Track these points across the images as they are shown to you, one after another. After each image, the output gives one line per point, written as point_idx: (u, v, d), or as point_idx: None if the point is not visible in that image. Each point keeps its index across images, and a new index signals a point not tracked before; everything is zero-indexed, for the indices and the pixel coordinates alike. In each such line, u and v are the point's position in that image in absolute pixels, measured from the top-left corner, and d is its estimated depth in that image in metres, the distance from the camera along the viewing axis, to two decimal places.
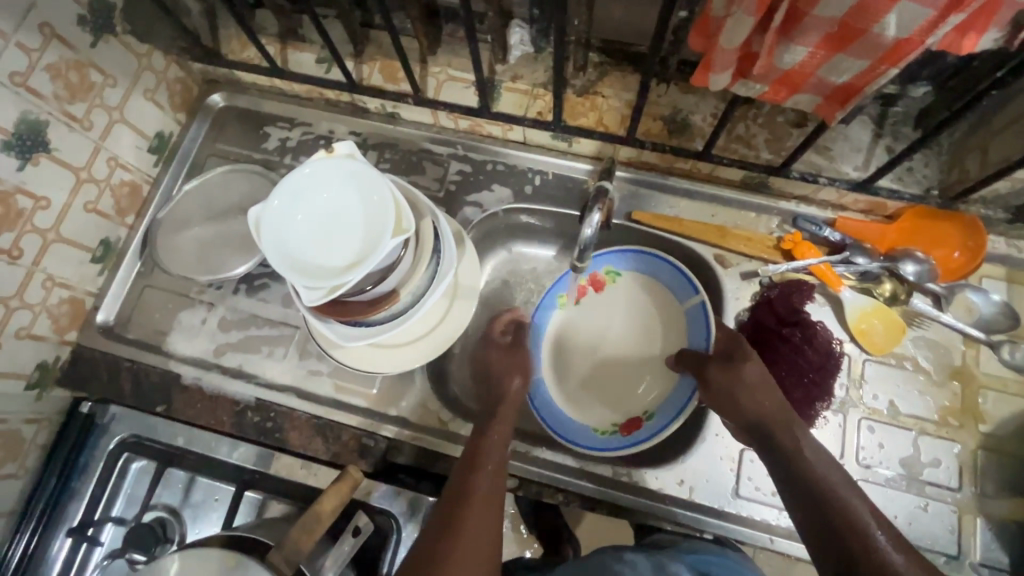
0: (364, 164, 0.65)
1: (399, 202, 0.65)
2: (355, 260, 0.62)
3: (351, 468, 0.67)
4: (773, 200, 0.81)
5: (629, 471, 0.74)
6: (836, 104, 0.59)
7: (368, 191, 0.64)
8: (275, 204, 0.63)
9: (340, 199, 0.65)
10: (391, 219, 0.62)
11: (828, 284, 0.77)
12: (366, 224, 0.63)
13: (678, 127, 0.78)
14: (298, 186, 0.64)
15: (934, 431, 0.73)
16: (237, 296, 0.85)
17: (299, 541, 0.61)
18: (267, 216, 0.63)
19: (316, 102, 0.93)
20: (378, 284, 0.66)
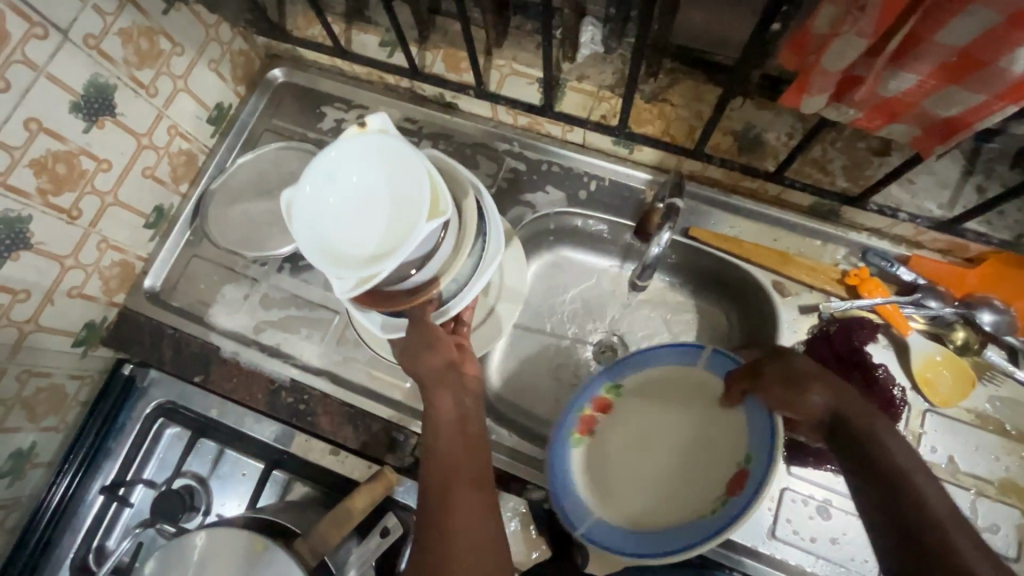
0: (396, 138, 0.61)
1: (436, 178, 0.61)
2: (388, 246, 0.58)
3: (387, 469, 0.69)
4: (843, 230, 0.77)
5: None
6: (937, 138, 0.54)
7: (399, 167, 0.61)
8: (306, 188, 0.61)
9: (373, 180, 0.61)
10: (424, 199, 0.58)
11: (894, 325, 0.73)
12: (400, 207, 0.60)
13: (750, 144, 0.75)
14: (327, 167, 0.62)
15: (995, 494, 0.68)
16: (281, 275, 0.85)
17: (327, 533, 0.63)
18: (300, 200, 0.61)
19: (374, 86, 0.92)
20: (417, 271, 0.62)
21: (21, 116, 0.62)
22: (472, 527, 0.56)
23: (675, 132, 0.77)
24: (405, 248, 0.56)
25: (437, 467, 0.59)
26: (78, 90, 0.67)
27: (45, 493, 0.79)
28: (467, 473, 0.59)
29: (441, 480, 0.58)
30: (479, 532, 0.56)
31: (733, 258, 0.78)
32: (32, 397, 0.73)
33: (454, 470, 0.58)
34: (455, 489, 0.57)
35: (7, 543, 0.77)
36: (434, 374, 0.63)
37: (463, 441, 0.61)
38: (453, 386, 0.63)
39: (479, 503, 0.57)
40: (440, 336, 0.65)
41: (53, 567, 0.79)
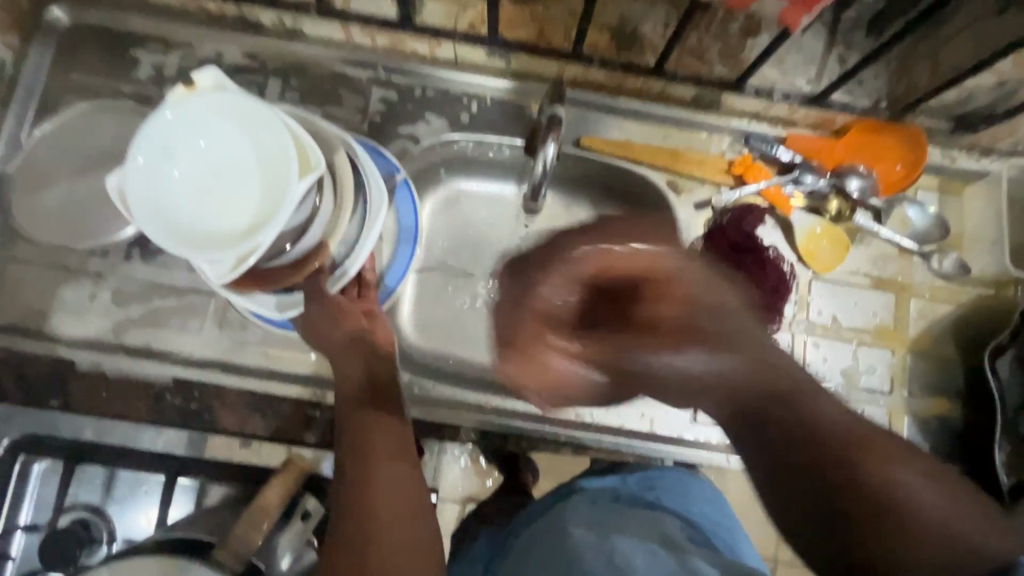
0: (238, 93, 0.54)
1: (300, 136, 0.55)
2: (260, 220, 0.53)
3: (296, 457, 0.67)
4: (725, 119, 0.77)
5: (591, 412, 0.73)
6: (803, 9, 0.54)
7: (253, 126, 0.54)
8: (141, 161, 0.53)
9: (227, 145, 0.54)
10: (291, 166, 0.53)
11: (777, 206, 0.76)
12: (264, 176, 0.54)
13: (627, 40, 0.71)
14: (164, 138, 0.53)
15: (871, 341, 0.77)
16: (131, 263, 0.72)
17: (248, 536, 0.60)
18: (136, 177, 0.53)
19: (195, 17, 0.76)
20: (297, 246, 0.57)
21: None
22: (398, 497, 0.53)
23: (552, 35, 0.71)
24: (278, 216, 0.51)
25: (358, 429, 0.57)
26: None
27: None
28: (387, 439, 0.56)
29: (360, 452, 0.55)
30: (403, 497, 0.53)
31: (626, 162, 0.77)
32: None
33: (370, 439, 0.56)
34: (373, 459, 0.54)
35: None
36: (342, 346, 0.62)
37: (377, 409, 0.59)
38: (367, 353, 0.62)
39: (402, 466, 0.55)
40: (346, 307, 0.62)
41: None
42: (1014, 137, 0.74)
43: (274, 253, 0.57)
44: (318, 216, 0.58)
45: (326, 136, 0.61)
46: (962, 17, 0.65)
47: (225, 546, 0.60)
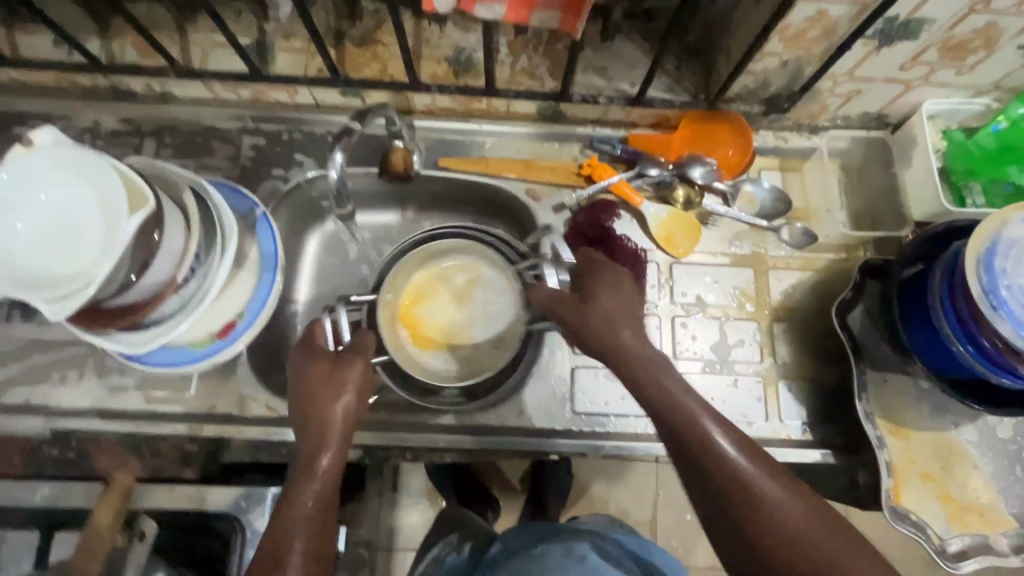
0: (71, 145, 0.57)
1: (131, 176, 0.58)
2: (96, 255, 0.56)
3: (118, 477, 0.64)
4: (572, 127, 0.84)
5: (472, 414, 0.74)
6: (572, 15, 0.59)
7: (91, 173, 0.58)
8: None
9: (66, 195, 0.57)
10: (129, 201, 0.56)
11: (627, 199, 0.81)
12: (103, 211, 0.57)
13: (463, 67, 0.78)
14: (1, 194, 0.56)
15: (736, 314, 0.80)
16: (12, 324, 0.74)
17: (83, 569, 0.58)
18: None
19: (71, 93, 0.82)
20: (148, 281, 0.60)
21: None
22: (801, 519, 0.50)
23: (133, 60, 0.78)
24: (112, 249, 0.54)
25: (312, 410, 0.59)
26: None
27: None
28: (838, 539, 0.49)
29: (311, 498, 0.54)
30: (742, 522, 0.50)
31: (485, 177, 0.83)
32: None
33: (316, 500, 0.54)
34: (709, 476, 0.52)
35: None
36: (610, 302, 0.62)
37: (737, 468, 0.51)
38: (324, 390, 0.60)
39: (789, 520, 0.49)
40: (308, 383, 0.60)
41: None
42: (827, 113, 0.80)
43: (124, 289, 0.58)
44: (172, 251, 0.61)
45: (168, 175, 0.65)
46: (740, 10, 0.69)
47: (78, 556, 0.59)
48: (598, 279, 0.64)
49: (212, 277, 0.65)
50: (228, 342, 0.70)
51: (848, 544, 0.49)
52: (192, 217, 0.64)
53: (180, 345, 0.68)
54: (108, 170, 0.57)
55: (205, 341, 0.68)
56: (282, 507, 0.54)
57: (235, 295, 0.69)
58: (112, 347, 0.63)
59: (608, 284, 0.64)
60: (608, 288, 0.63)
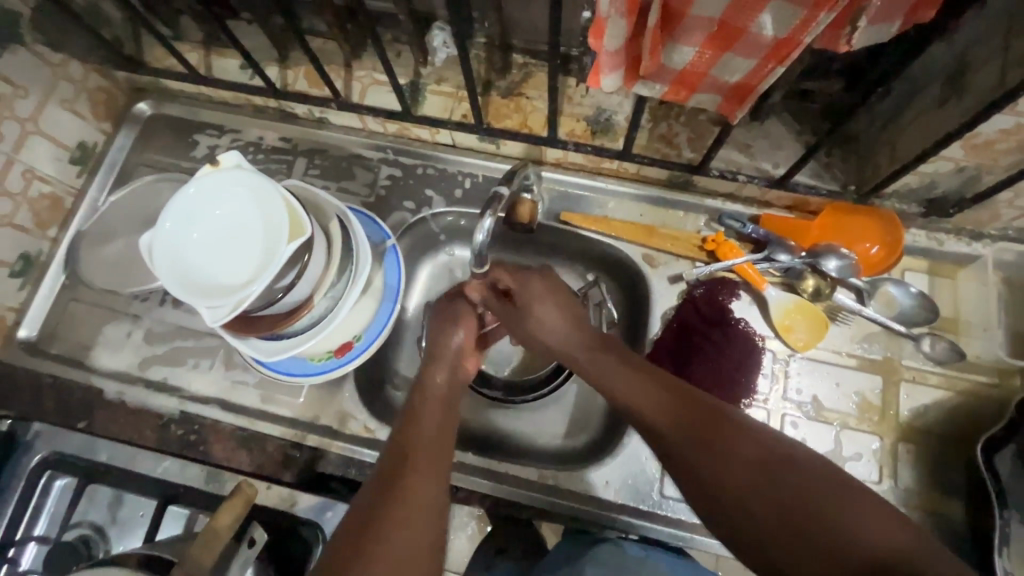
0: (250, 170, 0.64)
1: (294, 203, 0.63)
2: (256, 271, 0.61)
3: (245, 483, 0.64)
4: (700, 198, 0.81)
5: (555, 474, 0.74)
6: (736, 102, 0.58)
7: (260, 196, 0.64)
8: (167, 227, 0.63)
9: (237, 213, 0.64)
10: (290, 224, 0.62)
11: (751, 282, 0.77)
12: (266, 230, 0.63)
13: (601, 127, 0.79)
14: (186, 206, 0.63)
15: (856, 424, 0.73)
16: (163, 308, 0.83)
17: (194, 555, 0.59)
18: (158, 241, 0.62)
19: (244, 109, 0.92)
20: (291, 296, 0.65)
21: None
22: (769, 469, 0.47)
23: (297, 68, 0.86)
24: (269, 269, 0.60)
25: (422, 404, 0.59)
26: None
27: None
28: (816, 476, 0.46)
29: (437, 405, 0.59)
30: (718, 496, 0.48)
31: (603, 236, 0.82)
32: None
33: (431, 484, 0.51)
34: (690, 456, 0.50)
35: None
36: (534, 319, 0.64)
37: (698, 432, 0.50)
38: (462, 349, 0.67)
39: (760, 473, 0.47)
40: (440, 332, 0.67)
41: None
42: (998, 222, 0.72)
43: (270, 304, 0.64)
44: (315, 271, 0.66)
45: (316, 199, 0.70)
46: (916, 107, 0.65)
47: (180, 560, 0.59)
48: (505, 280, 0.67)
49: (340, 301, 0.69)
50: (342, 362, 0.74)
51: (820, 482, 0.46)
52: (334, 241, 0.68)
53: (301, 360, 0.73)
54: (274, 195, 0.63)
55: (323, 358, 0.73)
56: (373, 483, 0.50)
57: (356, 319, 0.73)
58: (246, 352, 0.68)
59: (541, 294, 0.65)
60: (540, 302, 0.64)
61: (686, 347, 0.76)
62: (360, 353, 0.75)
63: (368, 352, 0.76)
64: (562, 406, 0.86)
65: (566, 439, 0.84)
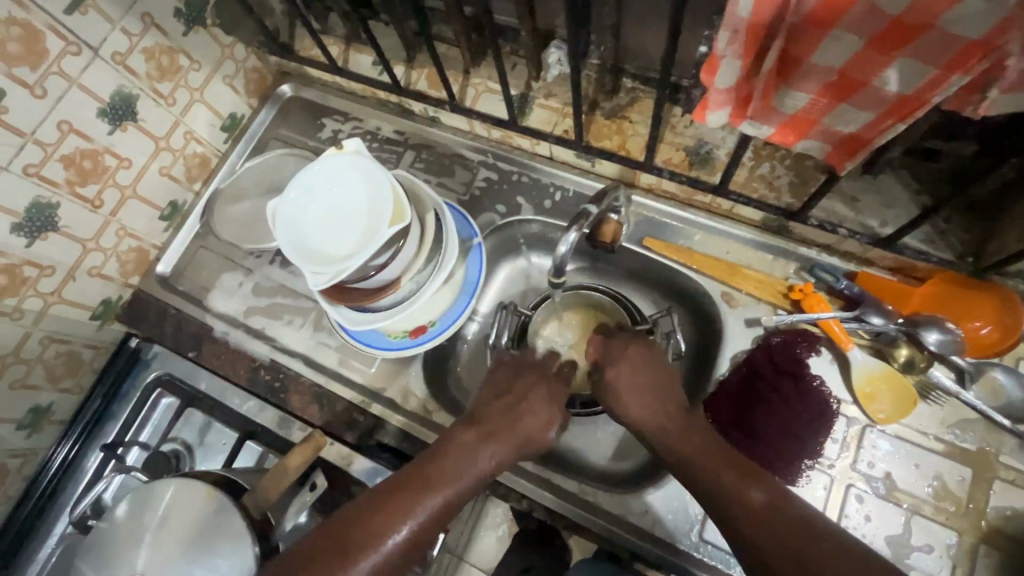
0: (368, 157, 0.71)
1: (400, 192, 0.70)
2: (354, 249, 0.68)
3: (318, 432, 0.70)
4: (793, 245, 0.79)
5: (594, 491, 0.75)
6: (846, 154, 0.56)
7: (372, 183, 0.70)
8: (291, 196, 0.72)
9: (349, 195, 0.71)
10: (391, 213, 0.68)
11: (836, 341, 0.74)
12: (370, 215, 0.69)
13: (701, 160, 0.79)
14: (309, 182, 0.72)
15: (932, 514, 0.67)
16: (272, 266, 0.94)
17: (267, 490, 0.65)
18: (282, 207, 0.71)
19: (369, 101, 1.02)
20: (377, 277, 0.71)
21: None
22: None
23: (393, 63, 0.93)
24: (369, 247, 0.66)
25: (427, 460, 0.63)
26: (105, 98, 0.79)
27: (62, 439, 0.89)
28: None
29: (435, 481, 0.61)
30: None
31: (684, 267, 0.82)
32: (51, 359, 0.85)
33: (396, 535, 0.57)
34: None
35: (13, 498, 0.87)
36: (626, 407, 0.68)
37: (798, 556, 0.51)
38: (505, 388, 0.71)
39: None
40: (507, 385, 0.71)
41: (41, 539, 0.86)
42: None
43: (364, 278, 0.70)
44: (404, 258, 0.72)
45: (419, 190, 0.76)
46: None
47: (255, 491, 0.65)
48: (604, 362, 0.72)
49: (424, 286, 0.74)
50: (414, 343, 0.80)
51: None
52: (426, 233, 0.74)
53: (379, 335, 0.79)
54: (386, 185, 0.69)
55: (399, 336, 0.79)
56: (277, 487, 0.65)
57: (434, 306, 0.78)
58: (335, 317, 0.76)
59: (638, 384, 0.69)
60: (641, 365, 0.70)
61: (753, 396, 0.74)
62: (431, 338, 0.81)
63: (439, 339, 0.81)
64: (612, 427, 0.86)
65: (613, 460, 0.85)
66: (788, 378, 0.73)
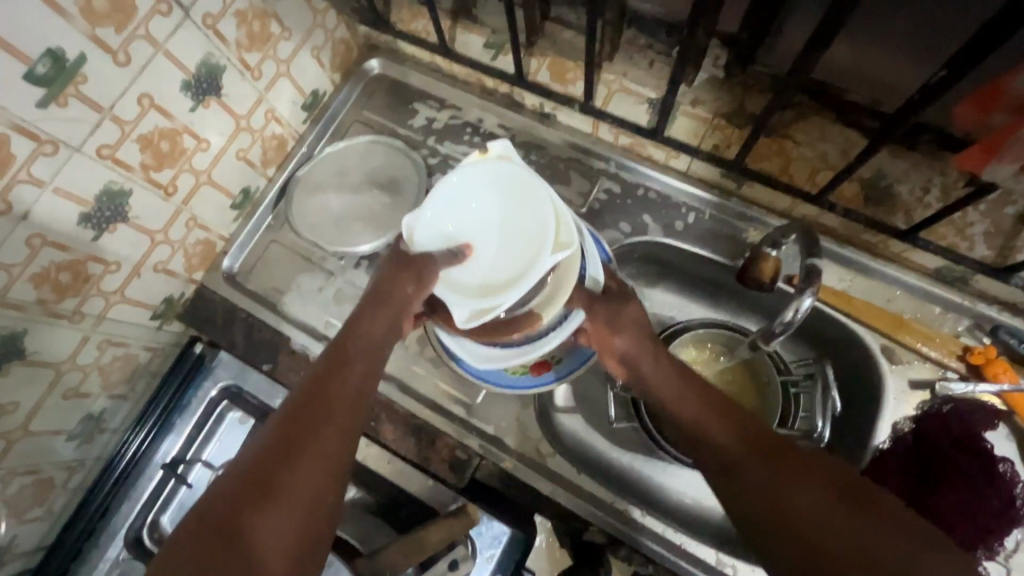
0: (521, 166, 0.60)
1: (562, 214, 0.59)
2: (505, 278, 0.58)
3: (469, 510, 0.69)
4: (971, 300, 0.70)
5: (734, 563, 0.67)
6: None
7: (525, 198, 0.60)
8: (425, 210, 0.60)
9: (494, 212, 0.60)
10: (553, 230, 0.57)
11: (1020, 414, 0.65)
12: (522, 236, 0.59)
13: (879, 196, 0.68)
14: (449, 192, 0.60)
15: None
16: (357, 272, 0.83)
17: (395, 562, 0.66)
18: (418, 224, 0.60)
19: (471, 88, 0.89)
20: (518, 304, 0.62)
21: (66, 77, 0.55)
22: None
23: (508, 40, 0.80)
24: (528, 279, 0.56)
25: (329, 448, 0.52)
26: (191, 69, 0.66)
27: (117, 452, 0.80)
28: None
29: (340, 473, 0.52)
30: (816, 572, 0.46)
31: (841, 315, 0.72)
32: (107, 364, 0.74)
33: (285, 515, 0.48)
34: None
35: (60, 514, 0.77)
36: (705, 406, 0.57)
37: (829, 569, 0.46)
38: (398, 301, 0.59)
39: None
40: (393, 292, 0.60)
41: (90, 564, 0.77)
42: None
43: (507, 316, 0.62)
44: (547, 280, 0.62)
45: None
46: None
47: None
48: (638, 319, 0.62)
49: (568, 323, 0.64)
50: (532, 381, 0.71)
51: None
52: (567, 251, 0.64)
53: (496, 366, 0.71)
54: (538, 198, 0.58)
55: (518, 372, 0.70)
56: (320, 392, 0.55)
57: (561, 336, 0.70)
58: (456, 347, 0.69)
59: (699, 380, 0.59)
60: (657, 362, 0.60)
61: (929, 474, 0.66)
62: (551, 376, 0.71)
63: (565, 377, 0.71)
64: None
65: None
66: (972, 463, 0.66)
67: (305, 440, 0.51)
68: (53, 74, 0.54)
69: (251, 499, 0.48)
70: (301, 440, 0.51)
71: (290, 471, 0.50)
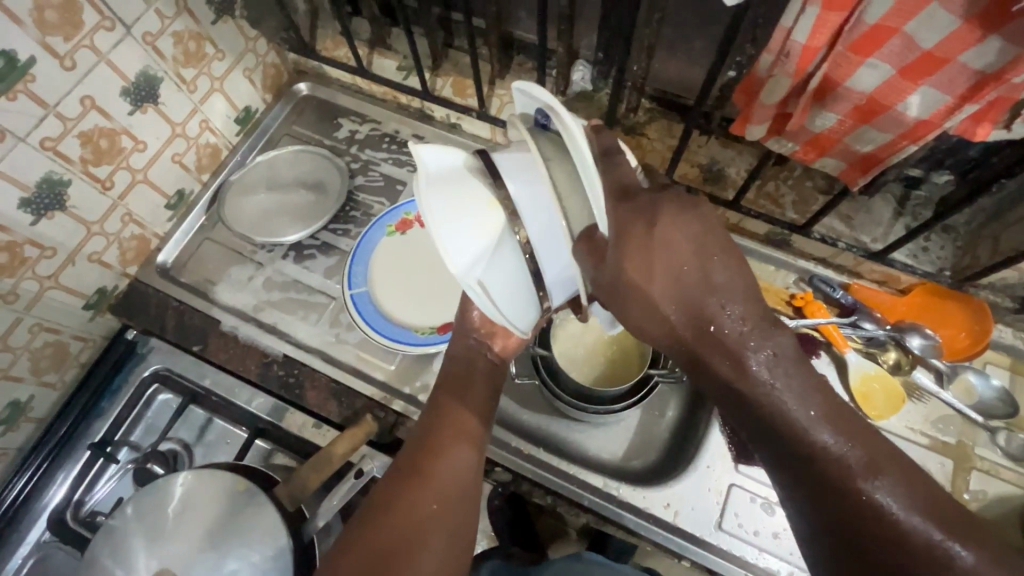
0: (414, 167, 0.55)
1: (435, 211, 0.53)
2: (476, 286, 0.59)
3: (367, 418, 0.71)
4: (793, 257, 0.87)
5: (619, 486, 0.77)
6: (859, 172, 0.65)
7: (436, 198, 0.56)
8: None
9: None
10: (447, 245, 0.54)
11: (833, 343, 0.80)
12: None
13: (713, 176, 0.85)
14: None
15: None
16: (285, 261, 0.93)
17: (308, 481, 0.67)
18: None
19: (388, 104, 1.03)
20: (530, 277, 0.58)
21: (16, 75, 0.64)
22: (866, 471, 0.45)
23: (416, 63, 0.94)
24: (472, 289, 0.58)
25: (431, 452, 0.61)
26: (131, 78, 0.76)
27: (43, 439, 0.83)
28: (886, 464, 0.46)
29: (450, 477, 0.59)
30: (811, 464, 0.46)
31: None
32: (38, 349, 0.79)
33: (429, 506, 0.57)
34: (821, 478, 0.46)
35: None
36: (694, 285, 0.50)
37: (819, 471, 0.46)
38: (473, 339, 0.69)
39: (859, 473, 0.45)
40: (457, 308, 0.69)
41: (13, 541, 0.81)
42: None
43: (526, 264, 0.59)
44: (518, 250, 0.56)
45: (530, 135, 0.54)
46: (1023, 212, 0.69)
47: (286, 483, 0.67)
48: (665, 216, 0.51)
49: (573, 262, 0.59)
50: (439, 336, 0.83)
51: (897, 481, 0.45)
52: (541, 207, 0.54)
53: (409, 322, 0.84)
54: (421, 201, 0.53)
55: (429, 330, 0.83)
56: (439, 424, 0.63)
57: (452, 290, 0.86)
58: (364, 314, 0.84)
59: (777, 357, 0.47)
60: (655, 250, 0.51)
61: None
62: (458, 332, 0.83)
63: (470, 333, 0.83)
64: (631, 427, 0.86)
65: (627, 458, 0.85)
66: None
67: (427, 468, 0.59)
68: (5, 71, 0.63)
69: (367, 518, 0.57)
70: (420, 466, 0.60)
71: (413, 478, 0.59)
